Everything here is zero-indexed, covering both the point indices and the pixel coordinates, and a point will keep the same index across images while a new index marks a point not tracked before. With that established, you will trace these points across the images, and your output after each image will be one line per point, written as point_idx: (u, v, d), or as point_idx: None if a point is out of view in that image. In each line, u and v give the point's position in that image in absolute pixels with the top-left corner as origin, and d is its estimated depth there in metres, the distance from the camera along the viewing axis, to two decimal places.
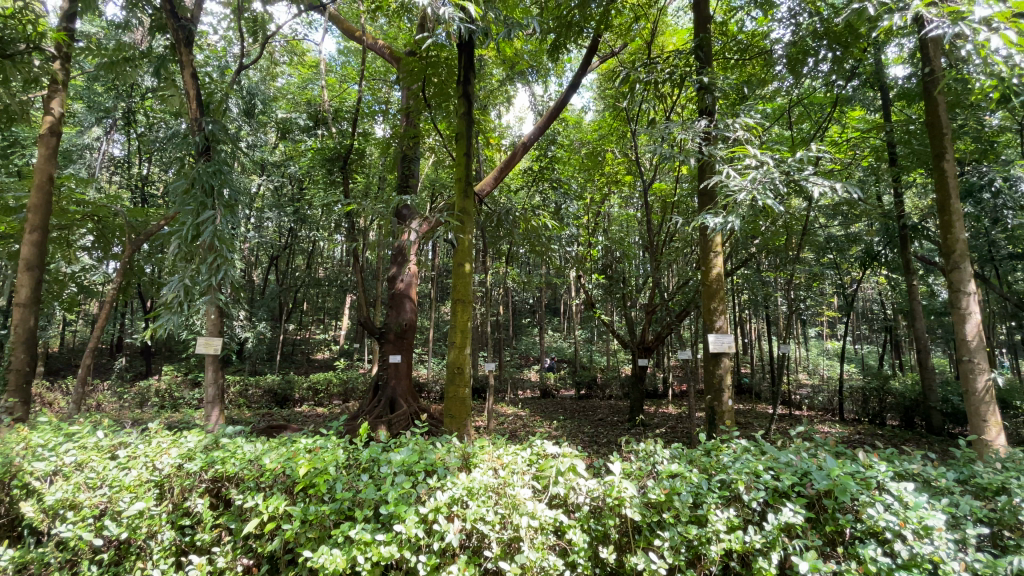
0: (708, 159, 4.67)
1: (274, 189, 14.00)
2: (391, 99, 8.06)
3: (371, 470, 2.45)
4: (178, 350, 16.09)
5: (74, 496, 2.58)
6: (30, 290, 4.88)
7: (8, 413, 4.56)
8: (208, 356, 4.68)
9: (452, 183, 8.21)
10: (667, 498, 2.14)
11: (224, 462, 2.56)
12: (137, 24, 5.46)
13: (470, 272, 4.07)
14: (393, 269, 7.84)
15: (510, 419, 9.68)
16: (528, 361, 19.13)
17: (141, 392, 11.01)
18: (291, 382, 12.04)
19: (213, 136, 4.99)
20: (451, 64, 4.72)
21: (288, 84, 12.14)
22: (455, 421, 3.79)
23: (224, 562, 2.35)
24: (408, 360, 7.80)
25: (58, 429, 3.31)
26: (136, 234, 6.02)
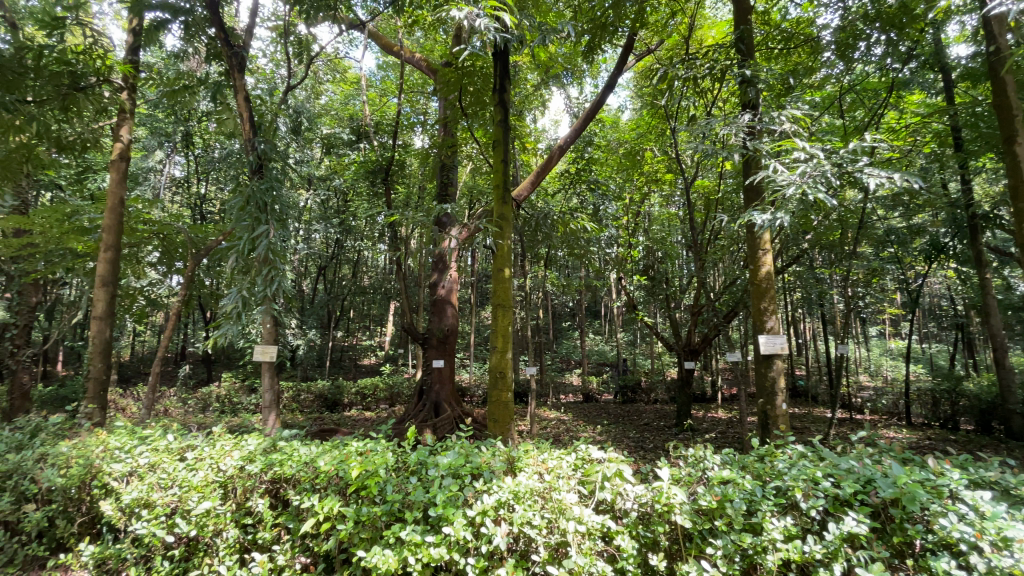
0: (753, 154, 4.51)
1: (321, 202, 14.54)
2: (428, 109, 8.24)
3: (419, 473, 2.49)
4: (235, 358, 16.97)
5: (148, 496, 2.78)
6: (105, 304, 5.28)
7: (88, 418, 4.93)
8: (264, 364, 4.92)
9: (490, 189, 8.28)
10: (719, 506, 2.08)
11: (282, 464, 2.68)
12: (193, 53, 5.82)
13: (510, 276, 4.08)
14: (434, 276, 7.97)
15: (554, 423, 9.61)
16: (569, 365, 18.99)
17: (203, 399, 11.65)
18: (340, 388, 12.45)
19: (265, 156, 5.27)
20: (487, 73, 4.78)
21: (332, 101, 12.59)
22: (498, 425, 3.83)
23: (283, 560, 2.46)
24: (450, 365, 7.90)
25: (132, 433, 3.55)
26: (196, 249, 6.40)
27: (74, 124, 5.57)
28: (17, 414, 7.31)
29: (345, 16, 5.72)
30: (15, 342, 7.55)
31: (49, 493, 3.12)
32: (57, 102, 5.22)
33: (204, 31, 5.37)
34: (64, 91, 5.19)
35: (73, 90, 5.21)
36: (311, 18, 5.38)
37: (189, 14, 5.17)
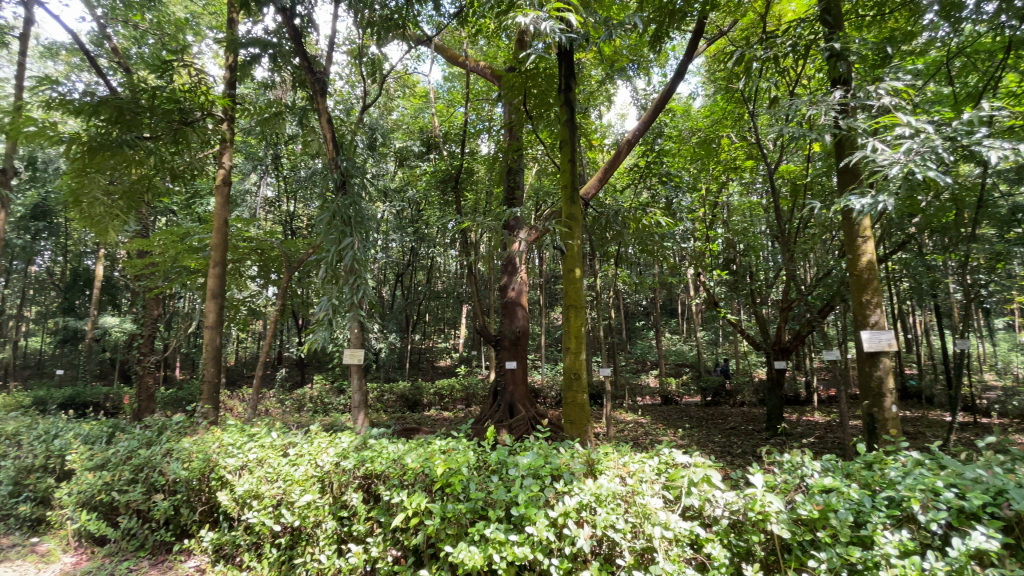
0: (847, 134, 4.13)
1: (396, 213, 15.26)
2: (494, 115, 8.39)
3: (500, 472, 2.54)
4: (324, 362, 18.24)
5: (258, 488, 3.07)
6: (215, 314, 5.90)
7: (205, 417, 5.52)
8: (353, 366, 5.24)
9: (558, 190, 8.27)
10: (821, 516, 1.92)
11: (373, 461, 2.83)
12: (280, 82, 6.35)
13: (581, 276, 4.04)
14: (504, 278, 8.06)
15: (631, 426, 9.37)
16: (645, 365, 18.45)
17: (299, 399, 12.62)
18: (419, 388, 12.96)
19: (348, 173, 5.65)
20: (551, 74, 4.79)
21: (403, 116, 13.19)
22: (575, 427, 3.80)
23: (377, 552, 2.62)
24: (523, 367, 7.95)
25: (241, 430, 3.93)
26: (289, 263, 6.97)
27: (184, 155, 6.29)
28: (145, 413, 8.48)
29: (413, 34, 5.98)
30: (143, 350, 8.59)
31: (174, 484, 3.51)
32: (168, 136, 5.91)
33: (289, 61, 5.83)
34: (175, 126, 5.87)
35: (182, 125, 5.89)
36: (382, 38, 5.68)
37: (276, 47, 5.62)
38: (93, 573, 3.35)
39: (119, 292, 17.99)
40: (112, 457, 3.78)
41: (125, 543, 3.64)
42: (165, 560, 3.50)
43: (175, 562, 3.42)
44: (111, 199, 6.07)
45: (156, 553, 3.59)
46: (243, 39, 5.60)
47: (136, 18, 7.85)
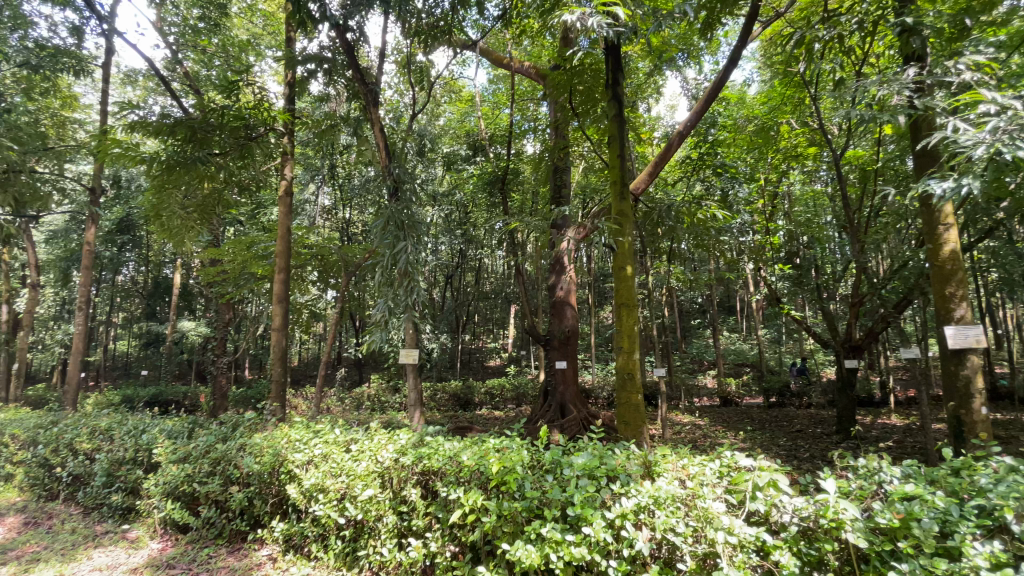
0: (924, 114, 3.82)
1: (445, 216, 15.56)
2: (539, 114, 8.39)
3: (555, 471, 2.53)
4: (380, 362, 18.89)
5: (323, 482, 3.23)
6: (281, 317, 6.25)
7: (273, 414, 5.86)
8: (408, 366, 5.41)
9: (605, 187, 8.15)
10: (903, 525, 1.78)
11: (430, 458, 2.91)
12: (335, 95, 6.64)
13: (633, 274, 3.96)
14: (552, 278, 8.03)
15: (688, 428, 9.07)
16: (701, 365, 17.83)
17: (357, 398, 13.14)
18: (471, 388, 13.15)
19: (400, 179, 5.85)
20: (597, 69, 4.73)
21: (449, 121, 13.42)
22: (630, 428, 3.73)
23: (435, 547, 2.68)
24: (574, 366, 7.88)
25: (307, 427, 4.15)
26: (347, 267, 7.27)
27: (250, 168, 6.72)
28: (220, 410, 9.10)
29: (458, 39, 6.09)
30: (217, 352, 9.24)
31: (247, 477, 3.75)
32: (235, 151, 6.35)
33: (343, 74, 6.09)
34: (242, 141, 6.32)
35: (248, 141, 6.35)
36: (429, 46, 5.82)
37: (331, 62, 5.88)
38: (178, 558, 3.63)
39: (194, 298, 19.42)
40: (193, 451, 4.08)
41: (206, 531, 3.92)
42: (241, 548, 3.73)
43: (250, 550, 3.65)
44: (186, 212, 6.55)
45: (233, 541, 3.83)
46: (301, 56, 5.90)
47: (204, 43, 8.45)
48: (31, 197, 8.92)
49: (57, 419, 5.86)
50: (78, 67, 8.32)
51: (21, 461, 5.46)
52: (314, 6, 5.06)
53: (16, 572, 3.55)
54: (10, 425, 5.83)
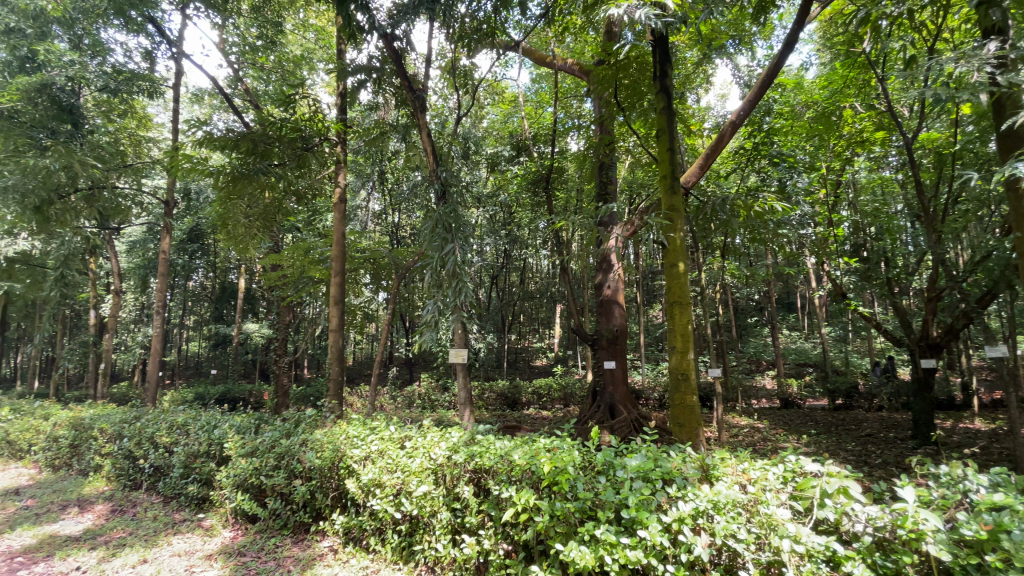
0: (1008, 91, 3.49)
1: (490, 217, 15.72)
2: (583, 111, 8.30)
3: (608, 473, 2.50)
4: (430, 362, 19.32)
5: (380, 477, 3.35)
6: (337, 319, 6.51)
7: (332, 411, 6.13)
8: (458, 365, 5.51)
9: (653, 181, 7.96)
10: (992, 538, 1.63)
11: (482, 456, 2.95)
12: (383, 103, 6.85)
13: (685, 271, 3.85)
14: (599, 276, 7.91)
15: (746, 431, 8.71)
16: (759, 365, 17.06)
17: (409, 396, 13.50)
18: (518, 387, 13.18)
19: (447, 182, 5.97)
20: (644, 62, 4.63)
21: (493, 123, 13.53)
22: (685, 430, 3.63)
23: (489, 544, 2.71)
24: (623, 366, 7.73)
25: (363, 424, 4.31)
26: (397, 269, 7.48)
27: (306, 176, 7.05)
28: (282, 407, 9.61)
29: (501, 41, 6.13)
30: (279, 352, 9.76)
31: (309, 471, 3.93)
32: (293, 161, 6.69)
33: (391, 82, 6.28)
34: (299, 151, 6.66)
35: (304, 150, 6.67)
36: (473, 49, 5.89)
37: (379, 71, 6.08)
38: (248, 546, 3.86)
39: (257, 302, 20.60)
40: (259, 446, 4.33)
41: (272, 521, 4.15)
42: (305, 539, 3.92)
43: (314, 541, 3.82)
44: (250, 220, 6.97)
45: (297, 532, 4.03)
46: (351, 68, 6.13)
47: (262, 60, 8.95)
48: (113, 210, 9.77)
49: (139, 415, 6.38)
50: (150, 89, 8.99)
51: (109, 453, 5.98)
52: (363, 18, 5.26)
53: (108, 554, 3.89)
54: (100, 420, 6.39)
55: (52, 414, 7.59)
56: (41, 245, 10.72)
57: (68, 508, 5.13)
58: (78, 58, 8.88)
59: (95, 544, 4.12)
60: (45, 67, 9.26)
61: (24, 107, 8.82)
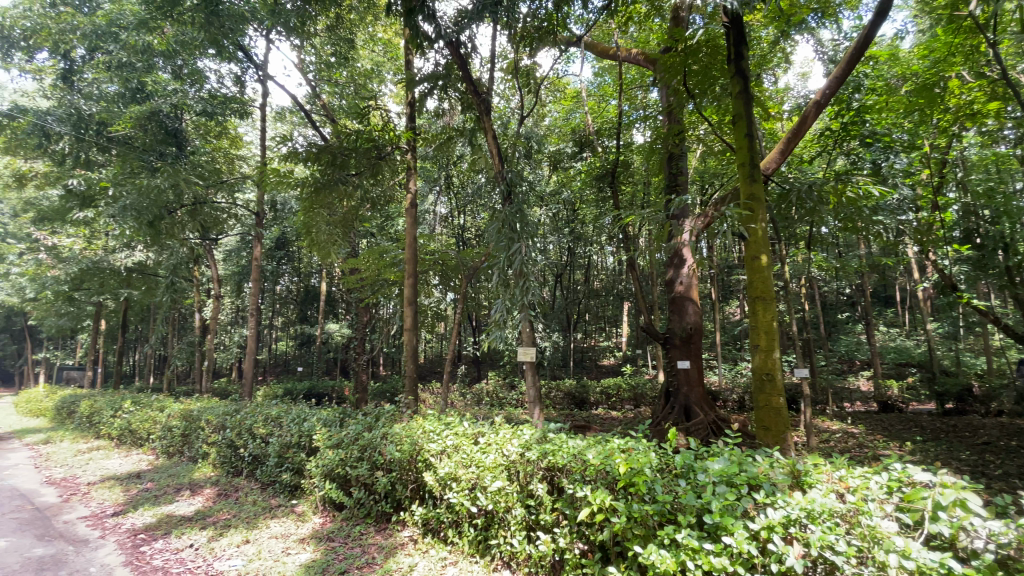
0: None
1: (554, 215, 15.68)
2: (649, 102, 8.04)
3: (688, 476, 2.41)
4: (497, 361, 19.60)
5: (456, 471, 3.46)
6: (411, 319, 6.80)
7: (408, 407, 6.41)
8: (527, 364, 5.56)
9: (726, 170, 7.56)
10: None
11: (554, 454, 2.95)
12: (449, 109, 7.05)
13: (768, 263, 3.60)
14: (670, 272, 7.66)
15: (838, 436, 8.04)
16: (851, 365, 15.67)
17: (478, 394, 13.79)
18: (586, 387, 13.02)
19: (512, 183, 6.04)
20: (715, 45, 4.41)
21: (555, 120, 13.46)
22: (770, 434, 3.41)
23: (564, 543, 2.71)
24: (699, 366, 7.40)
25: (438, 420, 4.45)
26: (466, 270, 7.66)
27: (381, 184, 7.43)
28: (361, 402, 10.17)
29: (562, 37, 6.09)
30: (358, 350, 10.34)
31: (389, 463, 4.13)
32: (369, 170, 7.09)
33: (457, 88, 6.44)
34: (373, 160, 7.00)
35: (378, 159, 7.01)
36: (535, 48, 5.88)
37: (445, 77, 6.25)
38: (337, 532, 4.13)
39: (336, 303, 21.92)
40: (344, 438, 4.61)
41: (356, 510, 4.39)
42: (386, 528, 4.11)
43: (394, 530, 4.01)
44: (331, 228, 7.45)
45: (379, 521, 4.24)
46: (418, 77, 6.36)
47: (336, 76, 9.53)
48: (213, 222, 10.85)
49: (238, 408, 7.01)
50: (240, 110, 9.91)
51: (214, 442, 6.62)
52: (430, 27, 5.45)
53: (216, 534, 4.32)
54: (205, 413, 7.09)
55: (167, 406, 8.53)
56: (154, 256, 12.06)
57: (181, 491, 5.75)
58: (180, 86, 9.70)
59: (205, 524, 4.59)
60: (153, 96, 9.96)
61: (138, 133, 9.99)
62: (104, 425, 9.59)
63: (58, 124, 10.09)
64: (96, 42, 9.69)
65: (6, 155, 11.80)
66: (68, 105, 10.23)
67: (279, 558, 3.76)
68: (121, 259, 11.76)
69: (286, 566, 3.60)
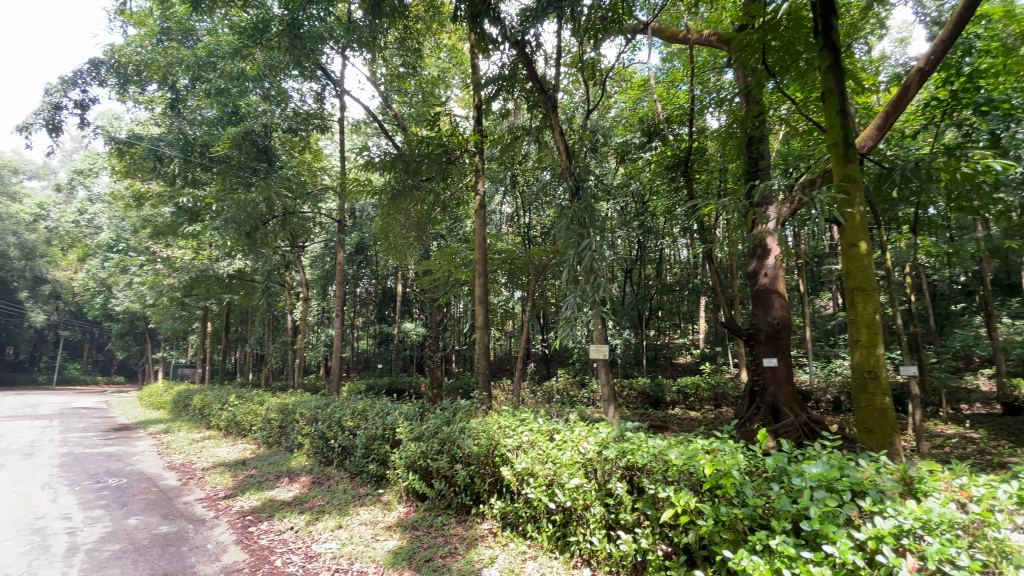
0: None
1: (622, 209, 15.31)
2: (724, 85, 7.62)
3: (781, 480, 2.26)
4: (567, 358, 19.50)
5: (532, 467, 3.51)
6: (483, 317, 6.94)
7: (483, 403, 6.57)
8: (601, 362, 5.49)
9: (812, 152, 7.00)
10: None
11: (633, 453, 2.91)
12: (515, 110, 7.11)
13: (869, 251, 3.30)
14: (753, 264, 7.25)
15: (956, 442, 7.17)
16: (968, 362, 13.93)
17: (549, 391, 13.79)
18: (661, 386, 12.60)
19: (581, 178, 5.98)
20: (798, 18, 4.13)
21: (621, 111, 13.12)
22: (875, 437, 3.13)
23: (647, 544, 2.67)
24: (787, 364, 6.92)
25: (512, 416, 4.53)
26: (535, 267, 7.69)
27: (452, 188, 7.69)
28: (437, 398, 10.56)
29: (629, 26, 5.91)
30: (432, 348, 10.73)
31: (468, 457, 4.25)
32: (439, 174, 7.35)
33: (522, 88, 6.48)
34: (444, 165, 7.23)
35: (448, 164, 7.22)
36: (601, 39, 5.76)
37: (511, 78, 6.31)
38: (420, 521, 4.32)
39: (411, 304, 22.87)
40: (425, 432, 4.82)
41: (438, 501, 4.56)
42: (466, 519, 4.24)
43: (475, 522, 4.13)
44: (405, 232, 7.79)
45: (460, 512, 4.38)
46: (485, 80, 6.46)
47: (405, 85, 9.91)
48: (301, 230, 11.74)
49: (328, 402, 7.54)
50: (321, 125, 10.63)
51: (308, 434, 7.18)
52: (495, 30, 5.52)
53: (312, 518, 4.68)
54: (299, 407, 7.70)
55: (266, 399, 9.36)
56: (251, 264, 13.25)
57: (281, 478, 6.30)
58: (268, 107, 10.58)
59: (302, 509, 4.99)
60: (246, 117, 10.89)
61: (234, 152, 11.03)
62: (214, 417, 10.69)
63: (168, 148, 11.50)
64: (199, 72, 10.55)
65: (129, 179, 13.46)
66: (176, 131, 11.65)
67: (369, 543, 4.01)
68: (224, 267, 13.04)
69: (376, 551, 3.84)
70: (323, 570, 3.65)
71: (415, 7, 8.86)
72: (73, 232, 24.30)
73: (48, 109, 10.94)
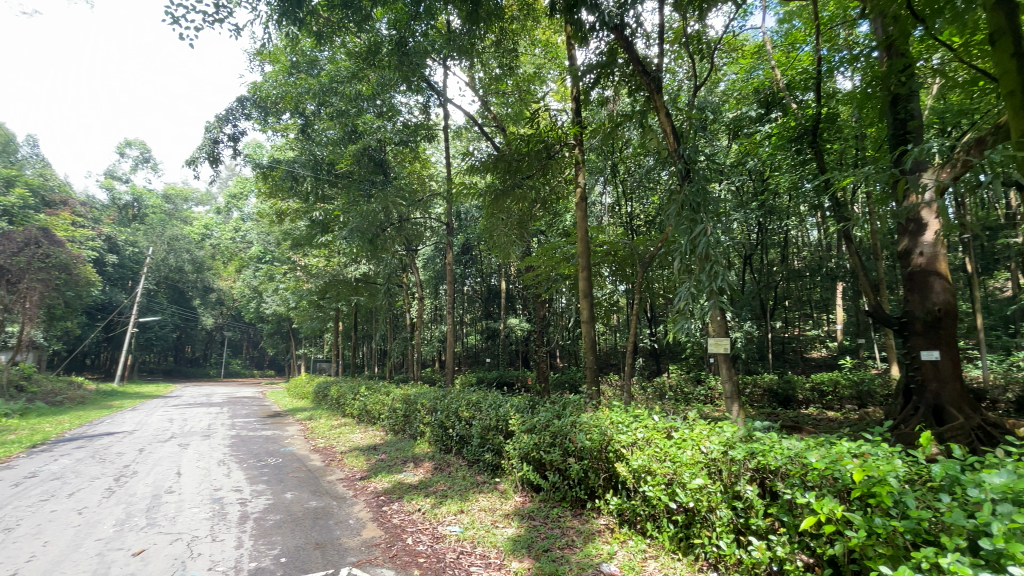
0: None
1: (736, 190, 14.14)
2: (859, 38, 6.68)
3: (953, 492, 1.95)
4: (679, 352, 18.54)
5: (650, 464, 3.41)
6: (588, 311, 6.87)
7: (592, 397, 6.52)
8: (721, 356, 5.16)
9: (979, 103, 5.87)
10: None
11: (765, 454, 2.70)
12: (615, 96, 6.90)
13: None
14: (904, 243, 6.32)
15: None
16: None
17: (660, 387, 13.24)
18: (791, 382, 11.47)
19: (690, 160, 5.63)
20: None
21: (732, 84, 12.11)
22: None
23: (783, 552, 2.47)
24: (953, 358, 5.88)
25: (625, 410, 4.44)
26: (641, 258, 7.44)
27: (552, 183, 7.72)
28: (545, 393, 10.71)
29: None
30: (538, 342, 10.87)
31: (581, 451, 4.24)
32: (540, 171, 7.42)
33: (621, 72, 6.27)
34: (544, 161, 7.27)
35: (549, 159, 7.26)
36: (709, 9, 5.36)
37: (609, 63, 6.14)
38: (536, 511, 4.42)
39: (516, 300, 23.38)
40: (537, 424, 4.91)
41: (552, 493, 4.63)
42: (582, 513, 4.26)
43: (591, 516, 4.12)
44: (509, 229, 7.99)
45: (575, 506, 4.40)
46: (582, 69, 6.36)
47: (503, 86, 10.13)
48: (414, 235, 12.59)
49: (445, 395, 8.02)
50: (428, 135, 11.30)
51: (428, 423, 7.70)
52: (592, 17, 5.43)
53: (436, 502, 5.03)
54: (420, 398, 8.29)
55: (390, 391, 10.22)
56: (373, 268, 14.55)
57: (408, 463, 6.85)
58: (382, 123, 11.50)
59: (427, 493, 5.39)
60: (364, 134, 11.96)
61: (355, 167, 12.19)
62: (348, 407, 11.93)
63: (302, 169, 13.05)
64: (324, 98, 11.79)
65: (272, 199, 15.47)
66: (308, 153, 13.15)
67: (490, 529, 4.21)
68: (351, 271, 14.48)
69: (496, 537, 4.03)
70: (449, 551, 3.91)
71: (510, 8, 9.01)
72: (232, 247, 28.52)
73: (209, 144, 13.01)
